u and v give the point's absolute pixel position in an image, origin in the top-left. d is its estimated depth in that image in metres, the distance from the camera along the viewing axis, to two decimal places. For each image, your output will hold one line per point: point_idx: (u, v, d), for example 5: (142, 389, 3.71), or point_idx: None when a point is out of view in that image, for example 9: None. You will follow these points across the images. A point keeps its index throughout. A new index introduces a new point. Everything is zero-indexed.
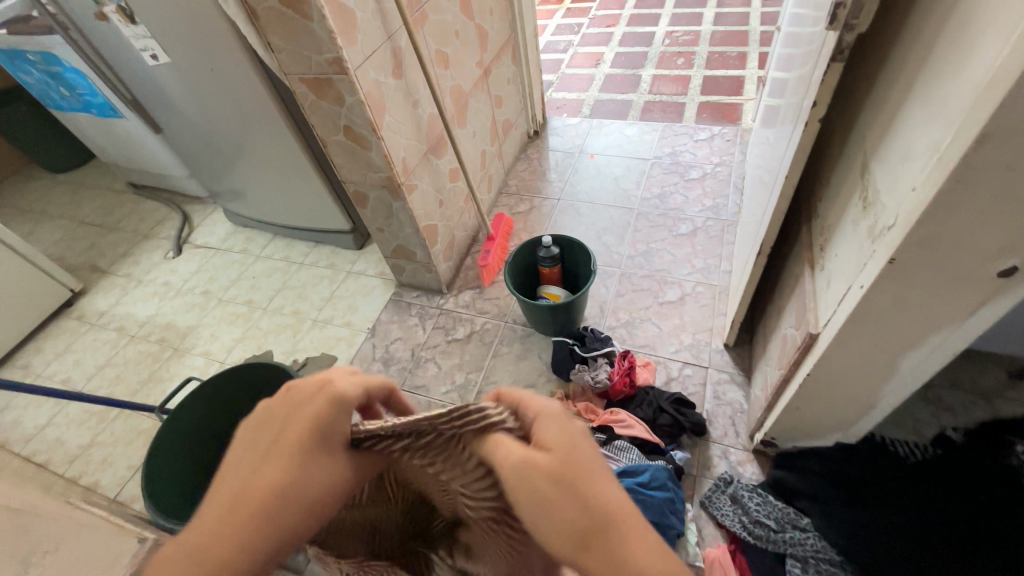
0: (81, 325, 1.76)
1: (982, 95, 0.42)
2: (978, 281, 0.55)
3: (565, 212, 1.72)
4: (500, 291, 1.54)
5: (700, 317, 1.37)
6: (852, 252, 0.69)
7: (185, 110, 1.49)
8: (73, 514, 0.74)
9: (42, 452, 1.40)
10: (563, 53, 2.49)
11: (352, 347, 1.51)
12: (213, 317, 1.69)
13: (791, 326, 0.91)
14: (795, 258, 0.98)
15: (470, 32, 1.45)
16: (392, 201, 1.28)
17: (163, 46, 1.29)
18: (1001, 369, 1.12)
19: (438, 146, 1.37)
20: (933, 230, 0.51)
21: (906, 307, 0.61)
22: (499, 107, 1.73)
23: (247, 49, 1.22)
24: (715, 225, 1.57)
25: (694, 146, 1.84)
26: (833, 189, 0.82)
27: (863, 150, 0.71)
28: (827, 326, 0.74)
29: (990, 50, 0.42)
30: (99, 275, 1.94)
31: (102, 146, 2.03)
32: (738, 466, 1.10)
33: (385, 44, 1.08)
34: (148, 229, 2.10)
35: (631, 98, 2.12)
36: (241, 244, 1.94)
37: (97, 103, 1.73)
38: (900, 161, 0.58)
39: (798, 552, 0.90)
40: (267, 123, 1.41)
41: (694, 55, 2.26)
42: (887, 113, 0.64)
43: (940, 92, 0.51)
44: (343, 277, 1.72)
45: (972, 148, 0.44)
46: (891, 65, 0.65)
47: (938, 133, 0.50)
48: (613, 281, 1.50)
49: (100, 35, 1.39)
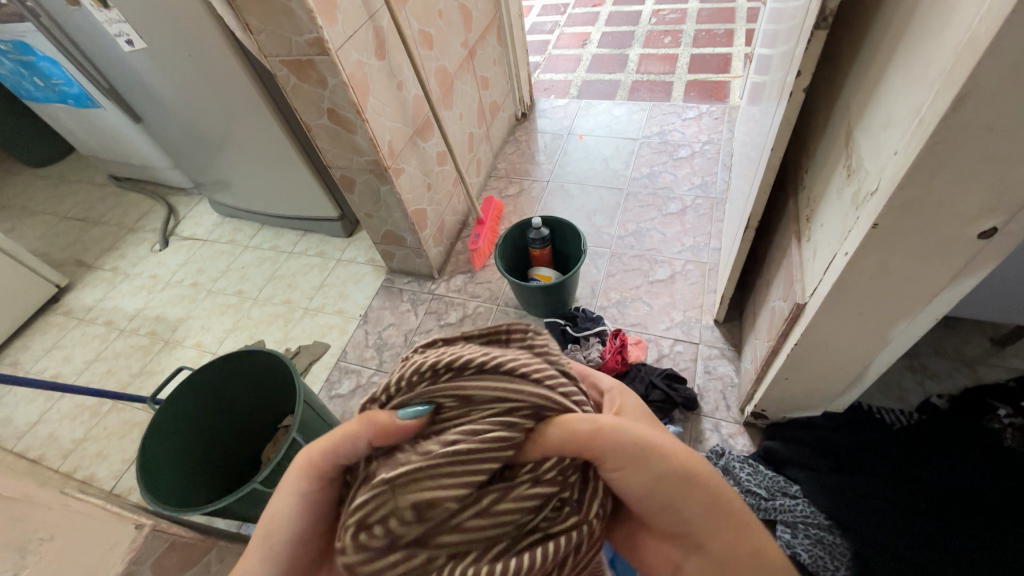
0: (69, 321, 1.74)
1: (962, 55, 0.43)
2: (958, 244, 0.56)
3: (554, 194, 1.72)
4: (491, 275, 1.54)
5: (690, 295, 1.38)
6: (837, 222, 0.69)
7: (164, 98, 1.46)
8: (70, 502, 0.74)
9: (35, 448, 1.39)
10: (549, 34, 2.45)
11: (344, 335, 1.50)
12: (203, 309, 1.68)
13: (779, 298, 0.92)
14: (782, 232, 0.99)
15: (454, 12, 1.42)
16: (379, 186, 1.27)
17: (139, 31, 1.26)
18: (985, 336, 1.14)
19: (425, 128, 1.36)
20: (914, 193, 0.52)
21: (889, 273, 0.62)
22: (485, 88, 1.71)
23: (224, 32, 1.19)
24: (704, 203, 1.58)
25: (682, 125, 1.84)
26: (818, 160, 0.82)
27: (847, 120, 0.71)
28: (814, 295, 0.75)
29: (969, 9, 0.42)
30: (84, 269, 1.91)
31: (82, 138, 1.99)
32: (730, 439, 1.12)
33: (366, 25, 1.06)
34: (132, 222, 2.07)
35: (619, 78, 2.10)
36: (229, 234, 1.92)
37: (74, 94, 1.69)
38: (882, 128, 0.58)
39: (788, 517, 0.92)
40: (249, 110, 1.38)
41: (680, 33, 2.24)
42: (870, 82, 0.64)
43: (920, 57, 0.51)
44: (334, 265, 1.70)
45: (951, 108, 0.44)
46: (873, 33, 0.65)
47: (919, 97, 0.50)
48: (604, 261, 1.51)
49: (72, 20, 1.35)
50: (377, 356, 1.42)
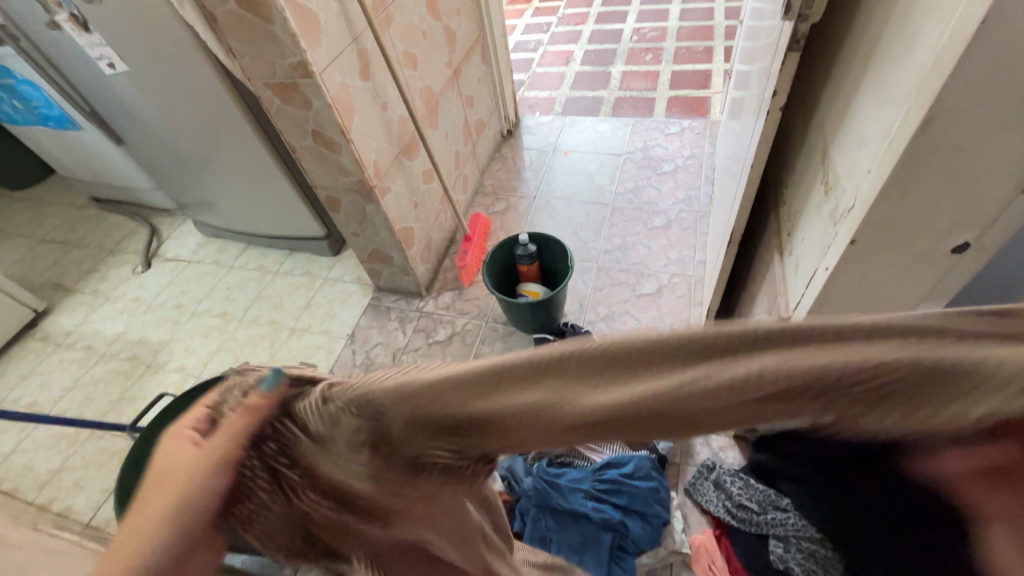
0: (46, 346, 1.70)
1: (928, 78, 0.44)
2: (933, 260, 0.57)
3: (541, 209, 1.73)
4: (479, 291, 1.54)
5: (677, 308, 1.39)
6: (816, 236, 0.71)
7: (146, 119, 1.45)
8: (41, 541, 0.72)
9: (9, 479, 1.34)
10: (533, 52, 2.49)
11: (331, 355, 1.49)
12: (186, 331, 1.65)
13: (764, 311, 0.93)
14: (764, 246, 1.00)
15: (438, 33, 1.44)
16: (365, 205, 1.27)
17: (120, 54, 1.25)
18: None
19: (411, 148, 1.36)
20: (888, 211, 0.53)
21: (868, 287, 0.63)
22: (470, 106, 1.73)
23: (207, 54, 1.19)
24: (688, 217, 1.60)
25: (665, 140, 1.87)
26: (797, 176, 0.84)
27: (823, 137, 0.73)
28: (797, 309, 0.75)
29: (933, 36, 0.44)
30: (63, 293, 1.87)
31: (62, 159, 1.96)
32: (720, 452, 1.13)
33: (350, 47, 1.07)
34: (114, 244, 2.03)
35: (602, 94, 2.14)
36: (213, 255, 1.90)
37: (54, 116, 1.67)
38: (856, 147, 0.60)
39: (780, 532, 0.89)
40: (232, 129, 1.38)
41: (661, 50, 2.29)
42: (843, 101, 0.66)
43: (889, 79, 0.53)
44: (320, 284, 1.69)
45: (920, 129, 0.45)
46: (845, 53, 0.67)
47: (889, 117, 0.52)
48: (591, 275, 1.51)
49: (53, 44, 1.34)
50: None
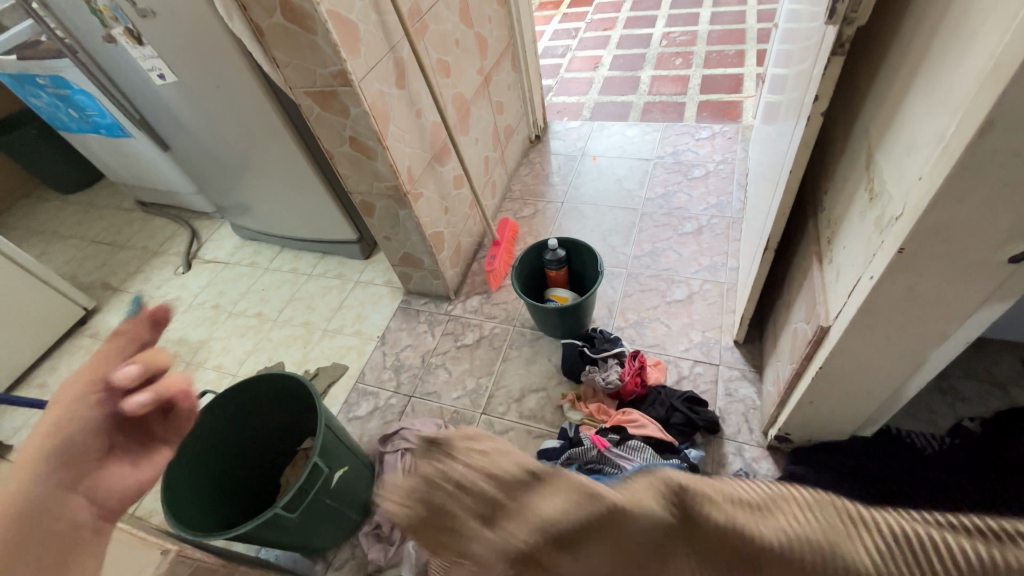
0: (95, 343, 1.79)
1: (986, 83, 0.43)
2: (988, 269, 0.55)
3: (569, 215, 1.73)
4: (507, 295, 1.55)
5: (708, 315, 1.37)
6: (860, 244, 0.69)
7: (191, 127, 1.51)
8: None
9: None
10: (561, 57, 2.50)
11: (362, 356, 1.52)
12: (224, 331, 1.71)
13: (802, 320, 0.91)
14: (802, 253, 0.98)
15: (470, 41, 1.46)
16: (398, 210, 1.29)
17: (170, 66, 1.31)
18: (1015, 357, 1.11)
19: (442, 154, 1.38)
20: (941, 218, 0.52)
21: (917, 297, 0.61)
22: (500, 112, 1.74)
23: (250, 64, 1.24)
24: (720, 223, 1.57)
25: (696, 145, 1.85)
26: (839, 181, 0.82)
27: (867, 142, 0.71)
28: (838, 318, 0.74)
29: (991, 39, 0.43)
30: (110, 292, 1.97)
31: (111, 165, 2.06)
32: (753, 463, 1.10)
33: (387, 56, 1.09)
34: (157, 246, 2.12)
35: (631, 99, 2.13)
36: (249, 257, 1.96)
37: (106, 124, 1.76)
38: (905, 153, 0.58)
39: None
40: (270, 136, 1.42)
41: (692, 55, 2.27)
42: (889, 106, 0.65)
43: (942, 84, 0.51)
44: (351, 287, 1.73)
45: (977, 135, 0.44)
46: (892, 56, 0.66)
47: (943, 122, 0.50)
48: (620, 281, 1.51)
49: (108, 57, 1.42)
50: (395, 378, 1.43)
